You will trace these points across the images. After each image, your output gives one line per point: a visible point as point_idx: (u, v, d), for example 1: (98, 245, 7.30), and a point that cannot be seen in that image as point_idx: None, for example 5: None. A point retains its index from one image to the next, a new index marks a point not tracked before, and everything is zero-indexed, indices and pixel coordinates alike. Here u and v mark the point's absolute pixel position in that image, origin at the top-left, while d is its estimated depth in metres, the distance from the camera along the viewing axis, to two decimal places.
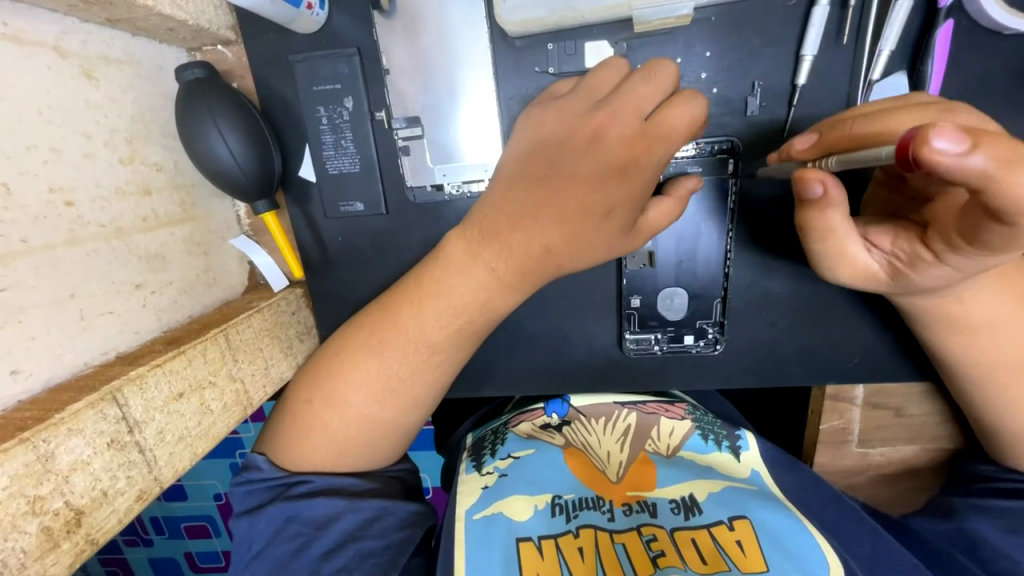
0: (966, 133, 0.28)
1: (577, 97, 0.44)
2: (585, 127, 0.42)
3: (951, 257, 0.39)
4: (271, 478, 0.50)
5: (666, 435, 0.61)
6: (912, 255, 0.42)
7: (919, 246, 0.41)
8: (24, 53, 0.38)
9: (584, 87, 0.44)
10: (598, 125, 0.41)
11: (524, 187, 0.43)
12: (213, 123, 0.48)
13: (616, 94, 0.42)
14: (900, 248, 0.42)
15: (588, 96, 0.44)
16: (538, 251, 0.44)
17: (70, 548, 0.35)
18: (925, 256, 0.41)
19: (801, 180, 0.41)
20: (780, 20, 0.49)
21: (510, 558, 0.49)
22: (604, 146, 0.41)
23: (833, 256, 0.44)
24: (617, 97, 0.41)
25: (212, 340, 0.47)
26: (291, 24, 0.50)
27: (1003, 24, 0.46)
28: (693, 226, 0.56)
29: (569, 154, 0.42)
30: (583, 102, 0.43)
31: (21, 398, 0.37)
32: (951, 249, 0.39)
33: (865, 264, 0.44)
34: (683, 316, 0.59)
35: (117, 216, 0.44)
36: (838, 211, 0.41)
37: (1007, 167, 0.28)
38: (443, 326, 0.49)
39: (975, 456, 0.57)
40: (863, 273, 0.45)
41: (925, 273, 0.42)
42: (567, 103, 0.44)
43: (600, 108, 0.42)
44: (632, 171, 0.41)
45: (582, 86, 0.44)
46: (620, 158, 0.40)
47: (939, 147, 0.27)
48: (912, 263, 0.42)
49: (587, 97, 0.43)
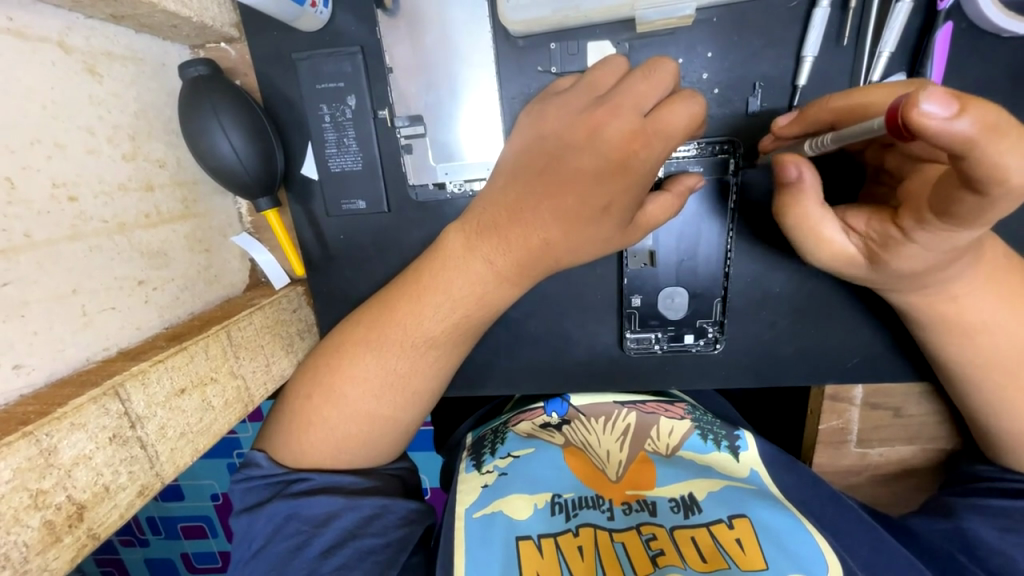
0: (956, 97, 0.28)
1: (579, 93, 0.44)
2: (586, 126, 0.42)
3: (918, 233, 0.39)
4: (271, 476, 0.50)
5: (666, 435, 0.61)
6: (884, 235, 0.42)
7: (889, 225, 0.41)
8: (29, 48, 0.38)
9: (586, 83, 0.44)
10: (598, 121, 0.41)
11: (523, 182, 0.44)
12: (215, 118, 0.48)
13: (614, 91, 0.42)
14: (873, 231, 0.43)
15: (589, 92, 0.44)
16: (538, 244, 0.44)
17: (71, 543, 0.35)
18: (895, 236, 0.41)
19: (778, 163, 0.43)
20: (781, 21, 0.49)
21: (509, 557, 0.49)
22: (604, 146, 0.41)
23: (810, 239, 0.45)
24: (619, 96, 0.41)
25: (213, 336, 0.46)
26: (296, 22, 0.50)
27: (994, 24, 0.47)
28: (694, 226, 0.56)
29: (571, 151, 0.42)
30: (584, 98, 0.44)
31: (23, 392, 0.37)
32: (919, 224, 0.39)
33: (841, 246, 0.44)
34: (683, 316, 0.59)
35: (120, 212, 0.44)
36: (812, 197, 0.43)
37: (988, 133, 0.28)
38: (441, 321, 0.49)
39: (972, 456, 0.57)
40: (842, 255, 0.45)
41: (898, 254, 0.42)
42: (569, 100, 0.44)
43: (601, 105, 0.42)
44: (633, 169, 0.41)
45: (585, 81, 0.45)
46: (619, 156, 0.41)
47: (927, 110, 0.28)
48: (884, 242, 0.42)
49: (588, 94, 0.43)
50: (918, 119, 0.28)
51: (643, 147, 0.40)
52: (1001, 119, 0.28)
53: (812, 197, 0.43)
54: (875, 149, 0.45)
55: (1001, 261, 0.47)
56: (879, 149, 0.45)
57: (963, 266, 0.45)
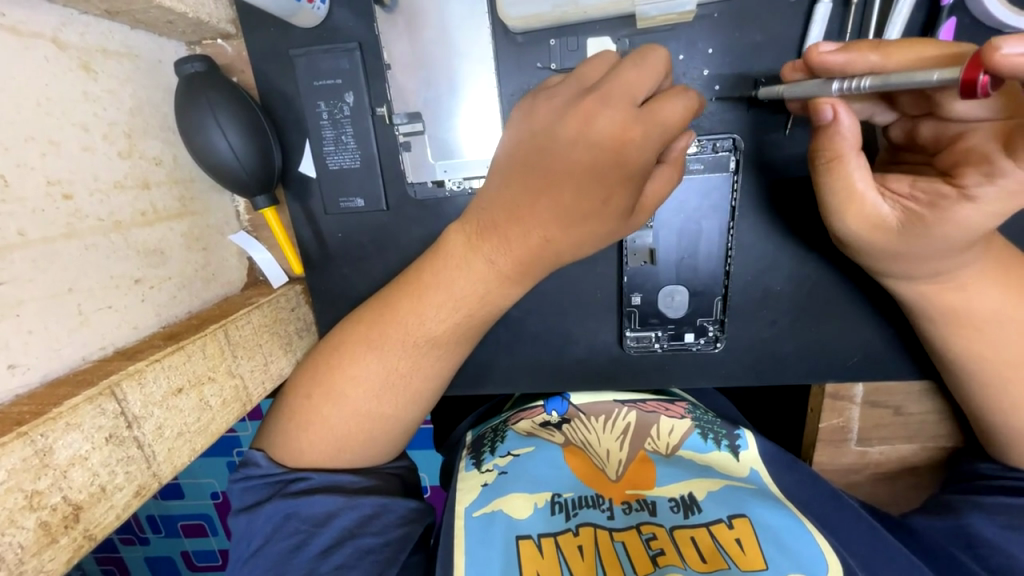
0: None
1: (566, 86, 0.43)
2: (577, 117, 0.41)
3: (981, 190, 0.38)
4: (270, 475, 0.50)
5: (666, 433, 0.61)
6: (933, 195, 0.41)
7: (941, 183, 0.40)
8: (23, 44, 0.37)
9: (575, 76, 0.44)
10: (589, 110, 0.40)
11: (517, 179, 0.43)
12: (212, 115, 0.48)
13: (604, 81, 0.42)
14: (919, 189, 0.42)
15: (578, 85, 0.43)
16: (536, 242, 0.44)
17: (68, 544, 0.34)
18: (949, 194, 0.40)
19: (813, 106, 0.41)
20: (781, 18, 0.49)
21: (509, 555, 0.49)
22: (596, 138, 0.40)
23: (842, 192, 0.44)
24: (610, 86, 0.41)
25: (211, 335, 0.46)
26: (292, 17, 0.50)
27: (1002, 22, 0.46)
28: (694, 223, 0.56)
29: (563, 138, 0.41)
30: (572, 91, 0.43)
31: (18, 392, 0.36)
32: (989, 178, 0.38)
33: (874, 208, 0.44)
34: (683, 314, 0.59)
35: (116, 210, 0.44)
36: (847, 140, 0.42)
37: None
38: (442, 321, 0.49)
39: (974, 454, 0.57)
40: (874, 220, 0.44)
41: (948, 216, 0.40)
42: (557, 93, 0.43)
43: (592, 92, 0.41)
44: (629, 159, 0.40)
45: (572, 75, 0.44)
46: (615, 146, 0.40)
47: (1009, 51, 0.27)
48: (932, 204, 0.41)
49: (577, 84, 0.43)
50: (998, 66, 0.27)
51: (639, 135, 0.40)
52: None
53: (846, 140, 0.42)
54: (905, 121, 0.43)
55: (1002, 259, 0.47)
56: (909, 120, 0.43)
57: (962, 262, 0.44)
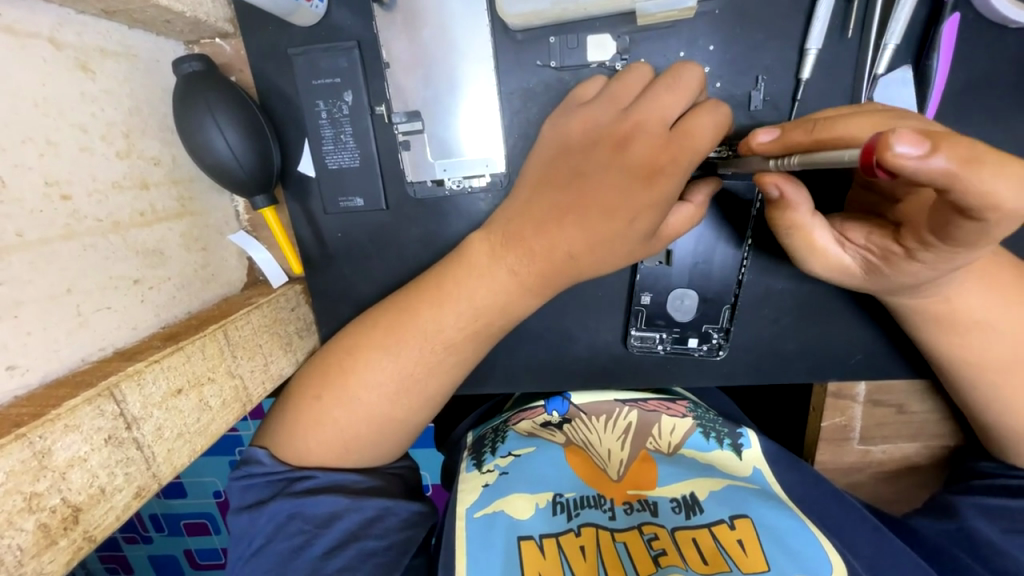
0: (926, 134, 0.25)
1: (602, 107, 0.45)
2: (612, 140, 0.44)
3: (921, 254, 0.38)
4: (273, 473, 0.50)
5: (668, 432, 0.60)
6: (884, 251, 0.41)
7: (889, 242, 0.40)
8: (19, 44, 0.37)
9: (609, 95, 0.45)
10: (626, 134, 0.43)
11: (548, 195, 0.46)
12: (210, 115, 0.48)
13: (637, 103, 0.44)
14: (873, 244, 0.41)
15: (613, 105, 0.45)
16: (562, 258, 0.46)
17: (68, 545, 0.34)
18: (897, 252, 0.40)
19: (759, 181, 0.40)
20: (783, 14, 0.49)
21: (510, 557, 0.49)
22: (628, 163, 0.43)
23: (802, 249, 0.44)
24: (642, 110, 0.43)
25: (210, 336, 0.46)
26: (290, 16, 0.50)
27: (1005, 16, 0.46)
28: (710, 224, 0.55)
29: (597, 164, 0.44)
30: (608, 112, 0.45)
31: (17, 394, 0.36)
32: (923, 246, 0.37)
33: (837, 259, 0.44)
34: (691, 318, 0.59)
35: (114, 211, 0.44)
36: (800, 204, 0.41)
37: (966, 165, 0.26)
38: (461, 328, 0.50)
39: (977, 453, 0.56)
40: (838, 267, 0.44)
41: (901, 267, 0.41)
42: (596, 112, 0.45)
43: (626, 117, 0.43)
44: (662, 178, 0.42)
45: (607, 93, 0.46)
46: (645, 172, 0.42)
47: (900, 151, 0.25)
48: (885, 259, 0.41)
49: (612, 106, 0.45)
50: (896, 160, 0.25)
51: (670, 161, 0.42)
52: (979, 147, 0.26)
53: (798, 205, 0.41)
54: None
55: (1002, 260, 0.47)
56: None
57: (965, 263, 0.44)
